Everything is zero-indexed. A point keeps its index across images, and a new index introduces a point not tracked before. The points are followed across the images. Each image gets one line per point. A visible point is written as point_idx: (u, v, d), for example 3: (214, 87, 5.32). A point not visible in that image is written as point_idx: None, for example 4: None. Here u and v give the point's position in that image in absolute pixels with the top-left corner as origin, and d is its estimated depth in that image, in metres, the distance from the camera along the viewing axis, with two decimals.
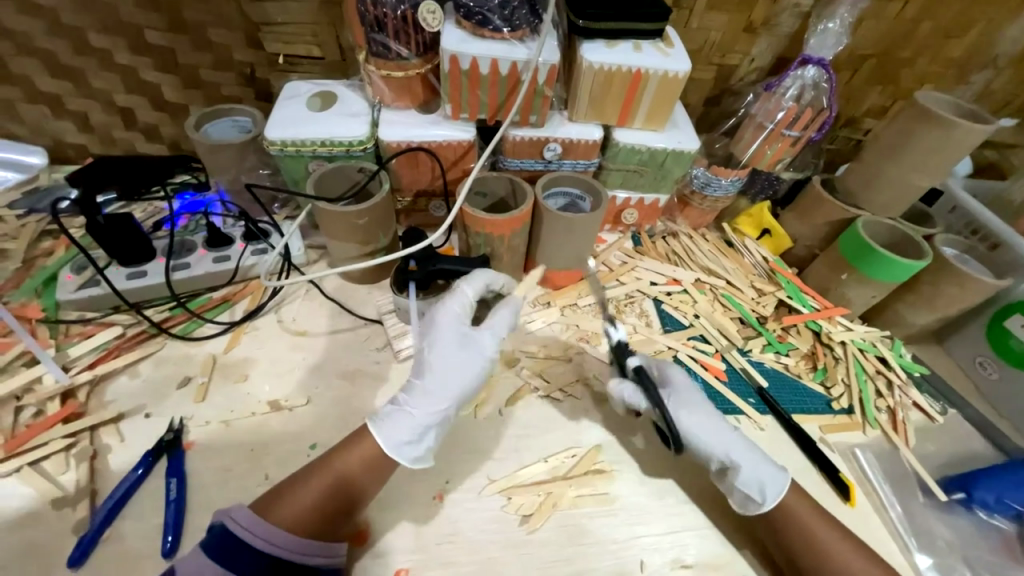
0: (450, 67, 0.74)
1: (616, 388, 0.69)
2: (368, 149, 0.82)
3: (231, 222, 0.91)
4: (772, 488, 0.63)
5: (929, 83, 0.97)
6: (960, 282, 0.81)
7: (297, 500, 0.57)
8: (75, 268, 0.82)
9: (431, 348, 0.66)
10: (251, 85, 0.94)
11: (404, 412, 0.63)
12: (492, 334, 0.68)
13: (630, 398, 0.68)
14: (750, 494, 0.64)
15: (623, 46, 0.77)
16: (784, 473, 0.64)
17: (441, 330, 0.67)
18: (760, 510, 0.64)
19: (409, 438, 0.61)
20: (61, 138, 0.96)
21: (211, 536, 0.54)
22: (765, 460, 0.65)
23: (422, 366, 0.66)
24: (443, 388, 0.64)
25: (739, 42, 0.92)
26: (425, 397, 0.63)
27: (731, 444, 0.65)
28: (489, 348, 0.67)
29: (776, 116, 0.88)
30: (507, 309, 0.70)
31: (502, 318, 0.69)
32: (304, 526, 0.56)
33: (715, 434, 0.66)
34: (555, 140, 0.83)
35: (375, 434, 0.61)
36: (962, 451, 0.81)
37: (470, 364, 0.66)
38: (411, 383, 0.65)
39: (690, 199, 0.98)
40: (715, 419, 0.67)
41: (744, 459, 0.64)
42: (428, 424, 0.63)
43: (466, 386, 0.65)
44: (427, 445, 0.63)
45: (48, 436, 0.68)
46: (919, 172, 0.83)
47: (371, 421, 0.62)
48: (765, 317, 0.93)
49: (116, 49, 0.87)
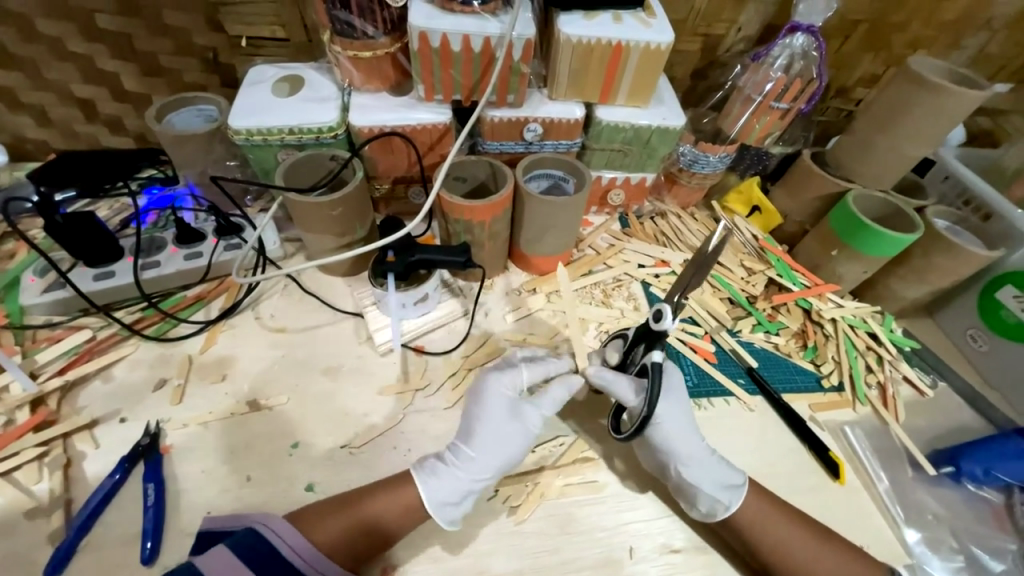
0: (420, 45, 0.70)
1: (597, 372, 0.65)
2: (339, 136, 0.79)
3: (202, 216, 0.87)
4: (733, 490, 0.63)
5: (923, 48, 0.94)
6: (951, 254, 0.79)
7: (340, 520, 0.57)
8: (39, 271, 0.79)
9: (481, 415, 0.65)
10: (215, 71, 0.89)
11: (451, 473, 0.62)
12: (543, 413, 0.67)
13: (609, 383, 0.64)
14: (717, 496, 0.62)
15: (601, 18, 0.73)
16: (739, 474, 0.65)
17: (489, 399, 0.66)
18: (726, 515, 0.62)
19: (451, 499, 0.61)
20: (19, 134, 0.91)
21: (241, 539, 0.54)
22: (727, 466, 0.65)
23: (470, 432, 0.65)
24: (485, 451, 0.63)
25: (725, 10, 0.87)
26: (474, 464, 0.62)
27: (697, 447, 0.64)
28: (536, 425, 0.66)
29: (764, 88, 0.85)
30: (562, 387, 0.68)
31: (554, 397, 0.68)
32: (332, 548, 0.56)
33: (687, 436, 0.64)
34: (535, 119, 0.80)
35: (420, 488, 0.60)
36: (952, 424, 0.81)
37: (518, 440, 0.64)
38: (457, 442, 0.65)
39: (677, 177, 0.95)
40: (686, 420, 0.66)
41: (708, 464, 0.64)
42: (471, 490, 0.62)
43: (513, 459, 0.64)
44: (466, 509, 0.62)
45: (20, 444, 0.66)
46: (909, 142, 0.80)
47: (415, 472, 0.62)
48: (754, 296, 0.92)
49: (68, 37, 0.82)
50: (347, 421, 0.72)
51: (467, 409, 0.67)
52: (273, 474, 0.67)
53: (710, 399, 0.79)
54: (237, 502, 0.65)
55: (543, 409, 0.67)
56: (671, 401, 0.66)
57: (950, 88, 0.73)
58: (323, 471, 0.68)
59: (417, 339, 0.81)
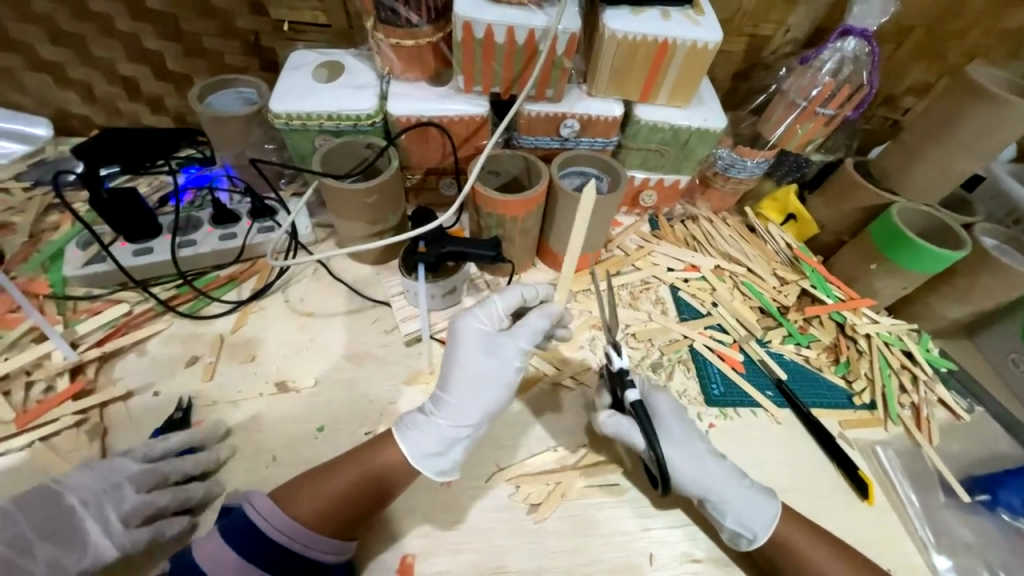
0: (464, 35, 0.70)
1: (606, 422, 0.64)
2: (377, 124, 0.78)
3: (237, 198, 0.88)
4: (763, 524, 0.61)
5: (980, 57, 0.90)
6: (999, 275, 0.76)
7: (324, 491, 0.57)
8: (81, 244, 0.81)
9: (456, 359, 0.64)
10: (256, 55, 0.90)
11: (432, 424, 0.61)
12: (522, 346, 0.65)
13: (621, 431, 0.64)
14: (741, 530, 0.62)
15: (649, 14, 0.72)
16: (773, 504, 0.62)
17: (461, 341, 0.64)
18: (751, 547, 0.62)
19: (435, 450, 0.60)
20: (66, 109, 0.94)
21: (231, 523, 0.55)
22: (758, 494, 0.63)
23: (447, 380, 0.64)
24: (464, 397, 0.62)
25: (774, 11, 0.85)
26: (454, 410, 0.62)
27: (720, 482, 0.63)
28: (514, 359, 0.64)
29: (810, 93, 0.82)
30: (542, 318, 0.66)
31: (531, 328, 0.66)
32: (313, 521, 0.56)
33: (705, 473, 0.63)
34: (573, 115, 0.79)
35: (401, 443, 0.60)
36: (990, 450, 0.78)
37: (498, 379, 0.63)
38: (436, 392, 0.64)
39: (712, 180, 0.93)
40: (702, 453, 0.65)
41: (737, 501, 0.62)
42: (456, 437, 0.61)
43: (495, 399, 0.63)
44: (456, 458, 0.61)
45: (60, 410, 0.69)
46: (962, 155, 0.77)
47: (397, 430, 0.62)
48: (786, 307, 0.89)
49: (117, 16, 0.83)
50: (371, 408, 0.73)
51: (444, 358, 0.66)
52: (298, 456, 0.68)
53: (736, 409, 0.78)
54: (263, 482, 0.66)
55: (521, 341, 0.65)
56: (677, 441, 0.65)
57: (1014, 100, 0.70)
58: None
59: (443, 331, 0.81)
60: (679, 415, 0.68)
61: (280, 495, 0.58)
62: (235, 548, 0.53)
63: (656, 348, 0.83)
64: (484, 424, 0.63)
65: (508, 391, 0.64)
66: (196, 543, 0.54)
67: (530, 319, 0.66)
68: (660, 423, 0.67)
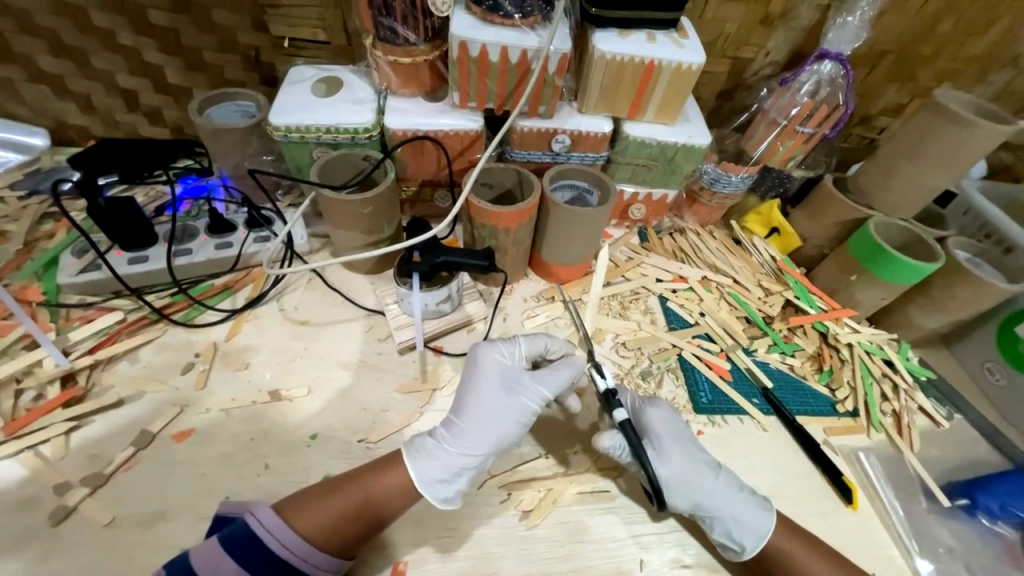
0: (459, 54, 0.73)
1: (603, 443, 0.66)
2: (373, 137, 0.80)
3: (233, 208, 0.91)
4: (755, 538, 0.63)
5: (948, 81, 0.95)
6: (971, 287, 0.79)
7: (332, 507, 0.57)
8: (76, 252, 0.81)
9: (475, 388, 0.66)
10: (255, 69, 0.92)
11: (442, 451, 0.62)
12: (544, 391, 0.67)
13: (615, 451, 0.66)
14: (728, 541, 0.64)
15: (636, 36, 0.75)
16: (770, 518, 0.63)
17: (482, 370, 0.67)
18: (739, 558, 0.64)
19: (440, 477, 0.61)
20: (63, 119, 0.95)
21: (233, 532, 0.55)
22: (754, 508, 0.64)
23: (463, 406, 0.66)
24: (478, 428, 0.64)
25: (755, 34, 0.89)
26: (466, 439, 0.63)
27: (713, 496, 0.64)
28: (533, 402, 0.67)
29: (790, 112, 0.86)
30: (568, 369, 0.69)
31: (557, 378, 0.69)
32: (316, 535, 0.56)
33: (699, 485, 0.65)
34: (564, 131, 0.82)
35: (410, 467, 0.61)
36: (968, 456, 0.80)
37: (514, 416, 0.65)
38: (450, 419, 0.66)
39: (698, 195, 0.97)
40: (697, 467, 0.66)
41: (730, 515, 0.63)
42: (463, 466, 0.62)
43: (507, 434, 0.65)
44: (459, 487, 0.62)
45: (49, 419, 0.69)
46: (933, 170, 0.81)
47: (406, 452, 0.62)
48: (771, 317, 0.92)
49: (119, 30, 0.85)
50: (364, 415, 0.74)
51: (464, 383, 0.69)
52: (292, 464, 0.68)
53: (724, 417, 0.79)
54: (254, 490, 0.66)
55: (544, 387, 0.68)
56: (675, 458, 0.66)
57: (977, 121, 0.74)
58: (340, 464, 0.69)
59: (436, 340, 0.82)
60: (672, 429, 0.70)
61: (282, 511, 0.57)
62: (238, 559, 0.53)
63: (646, 356, 0.85)
64: (491, 457, 0.64)
65: (520, 430, 0.66)
66: (195, 547, 0.54)
67: (557, 367, 0.69)
68: (656, 441, 0.68)
